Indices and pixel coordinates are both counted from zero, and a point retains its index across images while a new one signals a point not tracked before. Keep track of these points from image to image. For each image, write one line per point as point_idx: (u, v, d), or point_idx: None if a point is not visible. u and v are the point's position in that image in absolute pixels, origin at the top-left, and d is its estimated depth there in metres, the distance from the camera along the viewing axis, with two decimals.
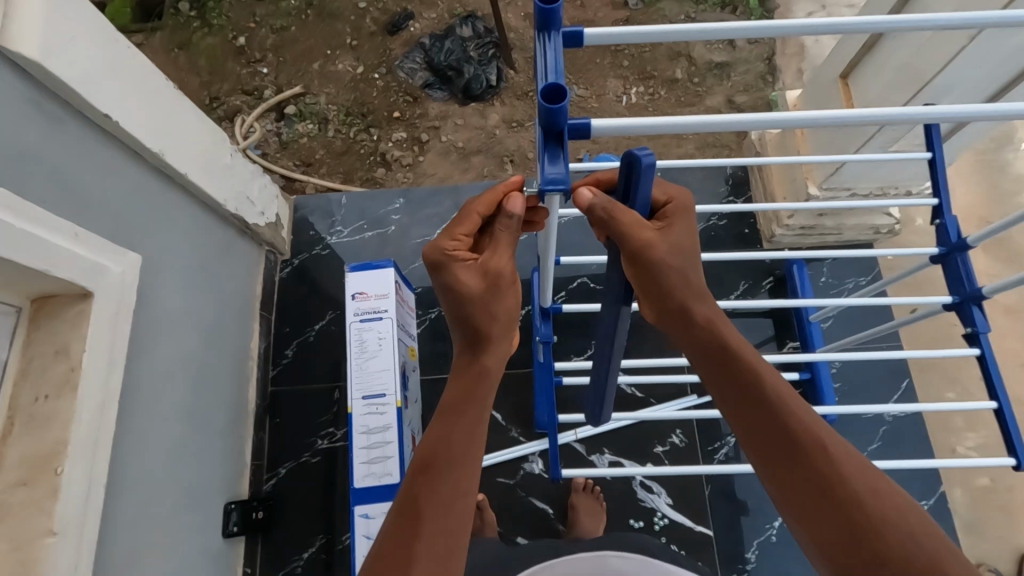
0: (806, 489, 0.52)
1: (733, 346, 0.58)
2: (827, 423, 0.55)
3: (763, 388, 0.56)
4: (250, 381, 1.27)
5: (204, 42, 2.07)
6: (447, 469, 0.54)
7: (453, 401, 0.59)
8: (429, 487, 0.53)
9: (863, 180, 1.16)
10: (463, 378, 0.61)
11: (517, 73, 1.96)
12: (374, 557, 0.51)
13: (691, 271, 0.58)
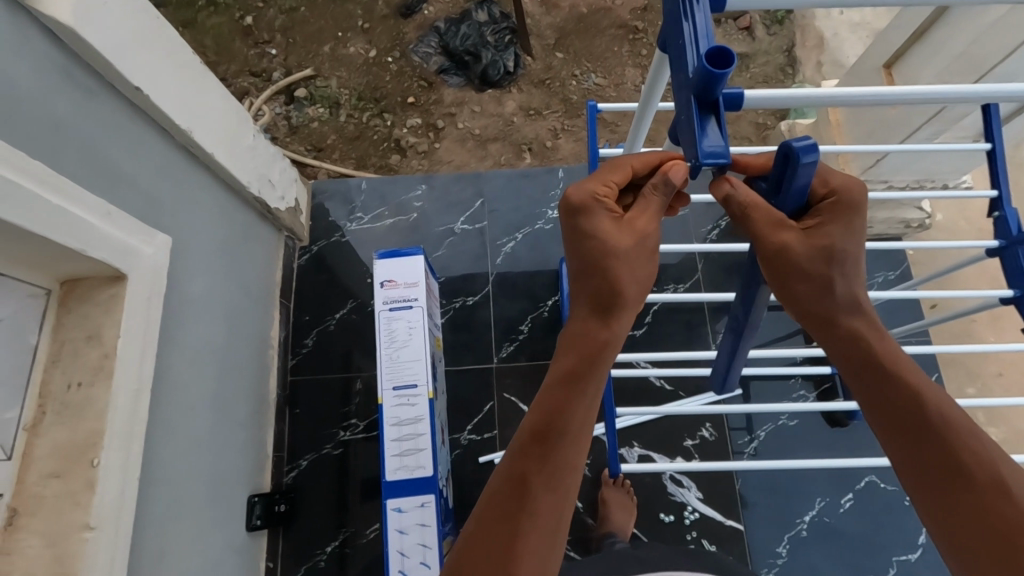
0: (976, 526, 0.48)
1: (892, 359, 0.54)
2: (1008, 460, 0.50)
3: (930, 408, 0.51)
4: (270, 370, 1.23)
5: (210, 20, 2.00)
6: (557, 453, 0.50)
7: (572, 370, 0.53)
8: (539, 464, 0.50)
9: (900, 174, 1.16)
10: (582, 344, 0.54)
11: (534, 60, 1.93)
12: (474, 532, 0.49)
13: (849, 276, 0.55)
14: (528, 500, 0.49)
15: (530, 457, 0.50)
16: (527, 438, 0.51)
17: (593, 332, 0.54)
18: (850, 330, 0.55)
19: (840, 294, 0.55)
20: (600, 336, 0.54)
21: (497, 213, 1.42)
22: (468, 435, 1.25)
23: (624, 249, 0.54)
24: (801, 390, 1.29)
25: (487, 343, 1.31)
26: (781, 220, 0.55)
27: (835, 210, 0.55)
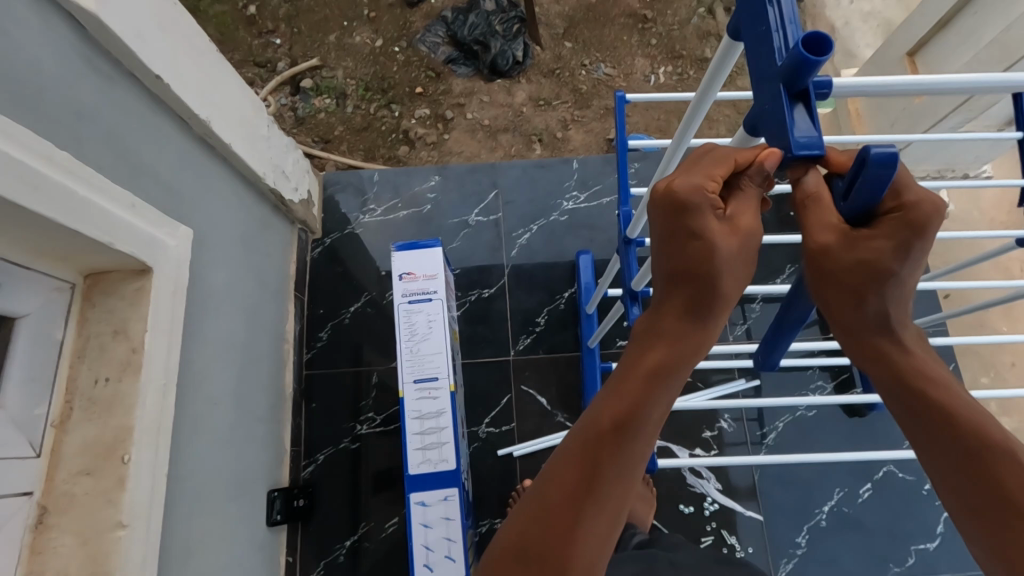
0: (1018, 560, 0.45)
1: (931, 379, 0.50)
2: None
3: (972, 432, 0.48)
4: (286, 365, 1.21)
5: (213, 9, 1.97)
6: (631, 446, 0.49)
7: (656, 363, 0.51)
8: (615, 453, 0.49)
9: (922, 164, 1.15)
10: (677, 342, 0.51)
11: (543, 50, 1.91)
12: (538, 509, 0.48)
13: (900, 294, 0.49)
14: (597, 487, 0.48)
15: (603, 444, 0.49)
16: (605, 425, 0.50)
17: (687, 335, 0.51)
18: (877, 348, 0.51)
19: (871, 309, 0.49)
20: (692, 337, 0.51)
21: (511, 204, 1.40)
22: (486, 429, 1.24)
23: (729, 255, 0.48)
24: (819, 381, 1.29)
25: (504, 336, 1.31)
26: (827, 225, 0.47)
27: (905, 225, 0.44)
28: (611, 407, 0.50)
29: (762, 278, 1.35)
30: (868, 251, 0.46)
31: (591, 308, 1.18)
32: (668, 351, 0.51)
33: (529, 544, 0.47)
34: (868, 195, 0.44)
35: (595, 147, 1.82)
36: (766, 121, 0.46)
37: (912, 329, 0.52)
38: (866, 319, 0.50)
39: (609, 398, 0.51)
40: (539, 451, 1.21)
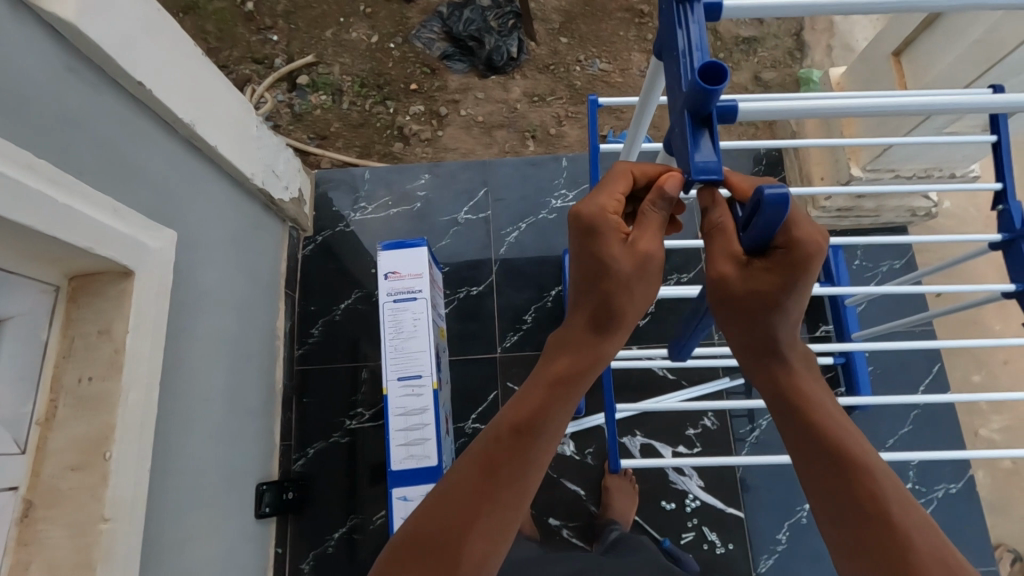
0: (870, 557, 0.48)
1: (806, 392, 0.54)
2: (907, 495, 0.49)
3: (838, 439, 0.51)
4: (276, 360, 1.24)
5: (212, 6, 1.98)
6: (534, 449, 0.53)
7: (562, 373, 0.55)
8: (518, 455, 0.52)
9: (909, 163, 1.14)
10: (582, 354, 0.56)
11: (539, 45, 1.90)
12: (436, 500, 0.51)
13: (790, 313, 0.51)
14: (496, 485, 0.51)
15: (507, 444, 0.52)
16: (510, 427, 0.53)
17: (589, 350, 0.56)
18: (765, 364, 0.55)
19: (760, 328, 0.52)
20: (594, 351, 0.56)
21: (501, 202, 1.41)
22: (473, 424, 1.26)
23: (628, 269, 0.53)
24: None
25: (492, 333, 1.32)
26: (727, 254, 0.50)
27: (790, 261, 0.48)
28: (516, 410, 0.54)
29: None
30: (763, 282, 0.49)
31: None
32: (573, 361, 0.56)
33: (427, 538, 0.49)
34: (763, 233, 0.48)
35: (588, 145, 1.79)
36: (676, 144, 0.50)
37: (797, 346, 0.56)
38: (765, 338, 0.53)
39: (514, 403, 0.55)
40: None
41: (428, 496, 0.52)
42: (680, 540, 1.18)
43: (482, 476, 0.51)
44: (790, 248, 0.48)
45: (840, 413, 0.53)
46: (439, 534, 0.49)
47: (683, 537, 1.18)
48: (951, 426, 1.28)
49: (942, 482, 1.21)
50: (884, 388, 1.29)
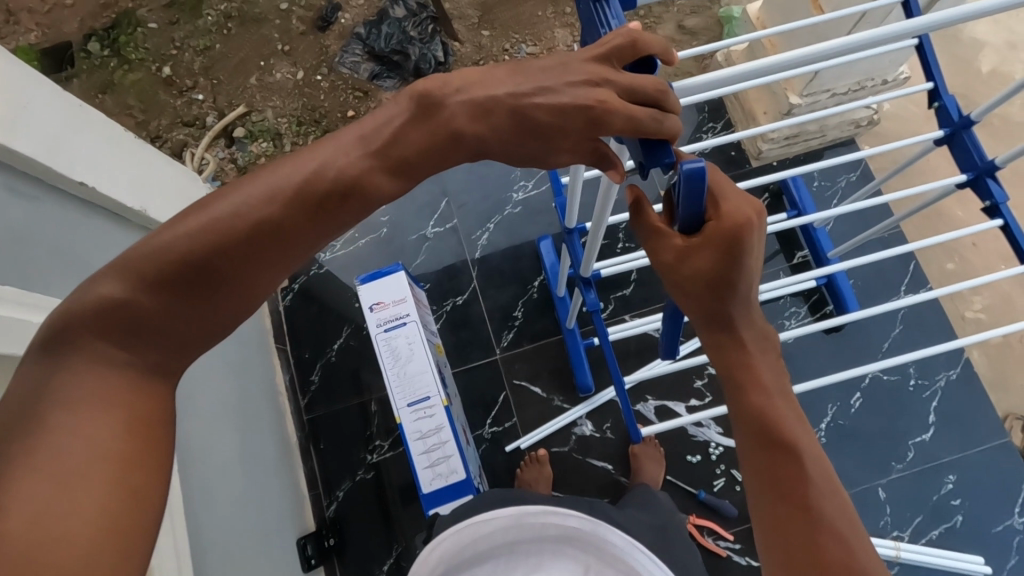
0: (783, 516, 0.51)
1: (749, 372, 0.54)
2: (827, 482, 0.51)
3: (777, 421, 0.53)
4: (284, 413, 1.28)
5: (129, 78, 1.89)
6: (327, 234, 0.51)
7: (296, 221, 0.49)
8: (213, 286, 0.48)
9: (841, 80, 1.22)
10: (323, 213, 0.49)
11: (462, 44, 1.89)
12: (147, 259, 0.46)
13: (724, 290, 0.52)
14: (228, 273, 0.48)
15: (306, 224, 0.49)
16: (232, 233, 0.47)
17: (328, 221, 0.50)
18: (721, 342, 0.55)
19: (706, 305, 0.54)
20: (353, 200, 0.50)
21: (464, 208, 1.41)
22: (490, 429, 1.28)
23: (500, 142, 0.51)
24: (793, 308, 1.36)
25: (486, 336, 1.34)
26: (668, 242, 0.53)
27: (722, 232, 0.50)
28: (340, 159, 0.50)
29: None
30: (695, 260, 0.52)
31: (560, 291, 1.21)
32: (471, 143, 0.51)
33: (163, 287, 0.46)
34: (692, 209, 0.50)
35: None
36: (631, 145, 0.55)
37: (753, 327, 0.55)
38: (712, 312, 0.54)
39: (394, 103, 0.52)
40: (544, 438, 1.26)
41: (141, 252, 0.47)
42: (713, 488, 1.23)
43: (242, 246, 0.48)
44: (719, 222, 0.50)
45: (785, 405, 0.54)
46: (136, 435, 0.43)
47: (716, 485, 1.23)
48: (934, 318, 1.33)
49: (941, 371, 1.28)
50: (868, 296, 1.35)
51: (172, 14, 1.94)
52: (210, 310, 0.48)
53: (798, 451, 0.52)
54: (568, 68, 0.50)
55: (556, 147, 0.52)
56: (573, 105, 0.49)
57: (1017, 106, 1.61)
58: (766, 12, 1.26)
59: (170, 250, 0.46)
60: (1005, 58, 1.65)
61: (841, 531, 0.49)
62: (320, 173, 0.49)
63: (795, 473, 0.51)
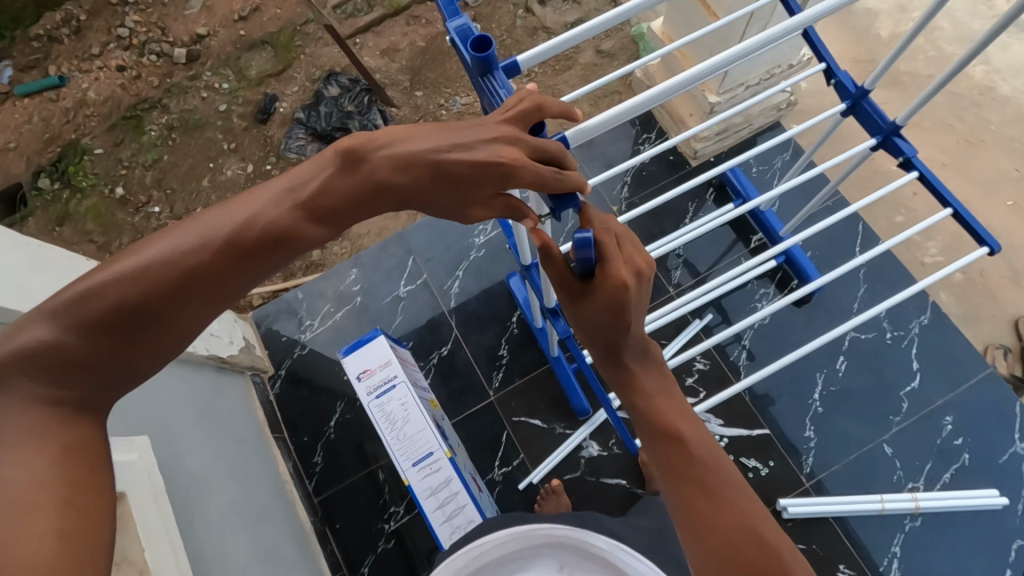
0: (696, 505, 0.57)
1: (637, 387, 0.62)
2: (719, 464, 0.59)
3: (667, 421, 0.60)
4: (295, 501, 1.26)
5: (84, 205, 1.92)
6: (256, 276, 0.53)
7: (227, 267, 0.51)
8: (146, 331, 0.50)
9: (751, 73, 1.30)
10: (254, 257, 0.52)
11: (400, 108, 1.96)
12: (77, 301, 0.48)
13: (617, 328, 0.59)
14: (158, 315, 0.50)
15: (233, 269, 0.51)
16: (164, 279, 0.49)
17: (259, 267, 0.52)
18: (616, 365, 0.62)
19: (602, 339, 0.60)
20: (282, 240, 0.52)
21: (431, 261, 1.45)
22: (500, 470, 1.29)
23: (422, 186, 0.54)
24: (762, 289, 1.41)
25: (478, 381, 1.35)
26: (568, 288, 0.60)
27: (607, 285, 0.56)
28: (269, 210, 0.52)
29: (673, 225, 1.47)
30: (590, 307, 0.58)
31: (538, 321, 1.25)
32: (398, 196, 0.54)
33: (95, 332, 0.48)
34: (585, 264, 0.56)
35: None
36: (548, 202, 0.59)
37: (639, 347, 0.63)
38: (608, 342, 0.61)
39: (329, 160, 0.55)
40: (555, 468, 1.27)
41: (72, 292, 0.48)
42: None
43: (170, 291, 0.50)
44: (604, 277, 0.56)
45: (672, 405, 0.62)
46: (76, 468, 0.45)
47: None
48: (895, 269, 1.39)
49: (913, 318, 1.33)
50: (830, 263, 1.40)
51: (116, 136, 1.99)
52: (138, 351, 0.50)
53: (684, 440, 0.59)
54: (483, 129, 0.54)
55: (472, 202, 0.55)
56: (487, 161, 0.53)
57: (921, 61, 1.72)
58: (669, 26, 1.35)
59: (97, 296, 0.48)
60: (899, 21, 1.77)
61: (737, 504, 0.57)
62: (249, 223, 0.52)
63: (686, 461, 0.59)
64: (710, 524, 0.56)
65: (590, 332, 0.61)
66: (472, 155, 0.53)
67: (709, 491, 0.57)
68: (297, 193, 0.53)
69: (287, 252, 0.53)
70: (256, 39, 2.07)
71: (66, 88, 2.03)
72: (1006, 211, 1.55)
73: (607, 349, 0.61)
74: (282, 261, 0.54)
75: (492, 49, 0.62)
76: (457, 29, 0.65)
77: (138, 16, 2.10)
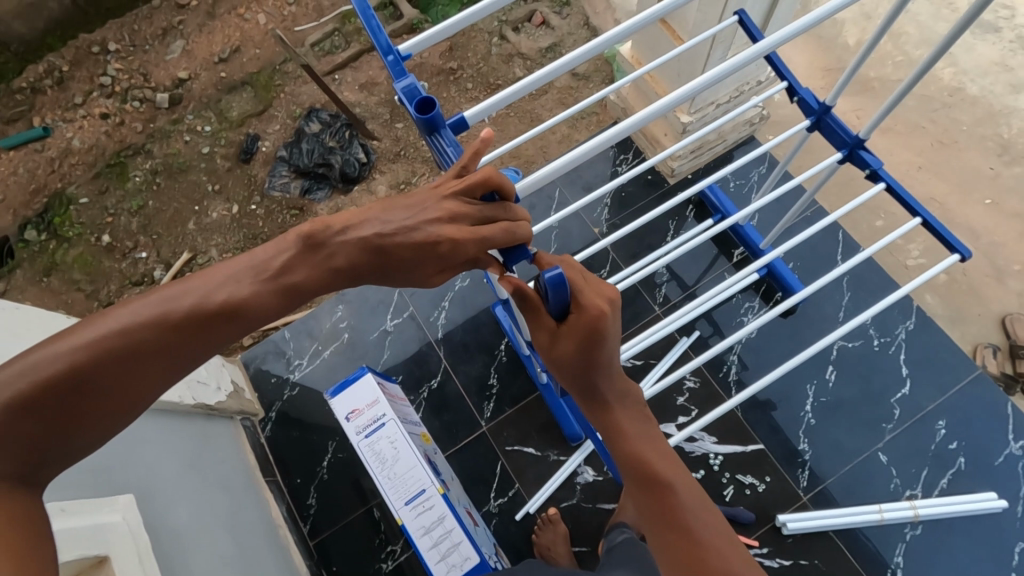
0: (678, 549, 0.58)
1: (622, 428, 0.63)
2: (703, 509, 0.60)
3: (650, 464, 0.61)
4: (290, 547, 1.24)
5: (70, 255, 1.93)
6: (203, 351, 0.56)
7: (176, 341, 0.54)
8: (87, 405, 0.51)
9: (720, 91, 1.32)
10: (203, 331, 0.55)
11: (381, 140, 1.98)
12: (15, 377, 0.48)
13: (596, 367, 0.60)
14: (104, 388, 0.51)
15: (182, 343, 0.54)
16: (110, 354, 0.51)
17: (208, 342, 0.55)
18: (597, 407, 0.63)
19: (584, 380, 0.62)
20: (232, 315, 0.55)
21: (416, 293, 1.46)
22: (496, 502, 1.28)
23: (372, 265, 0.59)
24: (747, 303, 1.42)
25: (469, 412, 1.35)
26: (547, 330, 0.61)
27: (583, 322, 0.58)
28: (227, 285, 0.56)
29: (655, 244, 1.47)
30: (567, 348, 0.59)
31: (524, 349, 1.25)
32: (341, 264, 0.58)
33: (32, 409, 0.48)
34: (562, 301, 0.58)
35: None
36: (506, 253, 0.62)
37: (621, 389, 0.64)
38: (587, 384, 0.62)
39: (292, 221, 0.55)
40: (550, 496, 1.26)
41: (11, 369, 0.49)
42: (725, 498, 1.24)
43: (116, 367, 0.51)
44: (580, 312, 0.58)
45: (656, 448, 0.63)
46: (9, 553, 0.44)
47: (726, 495, 1.24)
48: (878, 275, 1.40)
49: (898, 324, 1.33)
50: (813, 273, 1.41)
51: (101, 184, 2.00)
52: (85, 425, 0.51)
53: (672, 486, 0.60)
54: (424, 206, 0.59)
55: (424, 276, 0.61)
56: (424, 241, 0.58)
57: (890, 67, 1.74)
58: (638, 50, 1.37)
59: (41, 371, 0.49)
60: (865, 29, 1.80)
61: (720, 549, 0.57)
62: (201, 296, 0.55)
63: (670, 503, 0.60)
64: (697, 567, 0.56)
65: (569, 374, 0.62)
66: (413, 234, 0.57)
67: (692, 535, 0.58)
68: (247, 264, 0.58)
69: (236, 327, 0.56)
70: (236, 80, 2.09)
71: (50, 138, 2.05)
72: (984, 210, 1.57)
73: (586, 390, 0.63)
74: (230, 337, 0.57)
75: (438, 110, 0.65)
76: (404, 89, 0.66)
77: (119, 64, 2.12)
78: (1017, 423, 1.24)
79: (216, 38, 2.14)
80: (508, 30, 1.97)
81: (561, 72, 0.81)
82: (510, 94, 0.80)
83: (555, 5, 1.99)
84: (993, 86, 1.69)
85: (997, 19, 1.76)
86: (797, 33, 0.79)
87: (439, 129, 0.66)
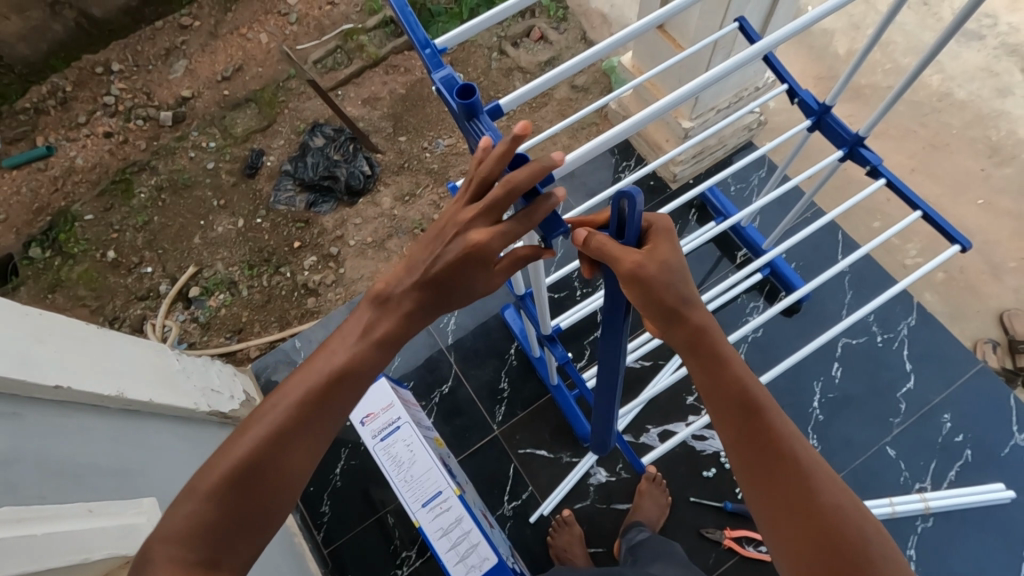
0: (770, 464, 0.60)
1: (714, 347, 0.64)
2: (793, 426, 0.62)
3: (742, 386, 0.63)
4: (305, 555, 1.24)
5: (75, 271, 1.93)
6: (337, 414, 0.64)
7: (314, 410, 0.62)
8: (259, 484, 0.59)
9: (720, 97, 1.36)
10: (332, 394, 0.63)
11: (384, 154, 2.01)
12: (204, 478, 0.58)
13: (683, 284, 0.62)
14: (264, 471, 0.59)
15: (313, 416, 0.62)
16: (265, 435, 0.60)
17: (337, 404, 0.63)
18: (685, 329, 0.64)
19: (674, 302, 0.62)
20: (349, 375, 0.64)
21: None
22: (511, 505, 1.28)
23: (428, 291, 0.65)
24: (752, 303, 1.44)
25: (481, 416, 1.36)
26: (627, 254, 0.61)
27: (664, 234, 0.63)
28: (333, 355, 0.64)
29: None
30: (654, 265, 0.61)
31: (535, 351, 1.27)
32: None
33: (217, 496, 0.57)
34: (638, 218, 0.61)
35: None
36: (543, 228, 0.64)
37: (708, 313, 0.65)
38: (676, 305, 0.62)
39: None
40: (565, 498, 1.27)
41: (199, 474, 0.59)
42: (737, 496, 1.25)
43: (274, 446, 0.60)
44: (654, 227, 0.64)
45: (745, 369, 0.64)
46: None
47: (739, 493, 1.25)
48: (879, 273, 1.43)
49: (901, 321, 1.36)
50: (814, 272, 1.44)
51: (106, 202, 2.01)
52: (263, 503, 0.59)
53: (765, 406, 0.62)
54: (445, 225, 0.64)
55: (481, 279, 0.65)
56: (455, 256, 0.62)
57: (880, 74, 1.80)
58: (638, 59, 1.42)
59: (221, 466, 0.58)
60: (854, 38, 1.86)
61: (811, 463, 0.60)
62: (317, 372, 0.63)
63: (761, 421, 0.62)
64: (790, 480, 0.59)
65: (660, 294, 0.62)
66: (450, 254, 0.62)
67: (785, 450, 0.60)
68: None
69: (355, 384, 0.64)
70: (240, 97, 2.13)
71: (54, 157, 2.07)
72: (978, 209, 1.61)
73: (674, 313, 0.63)
74: (353, 395, 0.64)
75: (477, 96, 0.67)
76: (443, 79, 0.70)
77: (123, 83, 2.15)
78: (1020, 415, 1.26)
79: (219, 57, 2.18)
80: (508, 45, 2.02)
81: (573, 70, 0.84)
82: (527, 92, 0.83)
83: (553, 21, 2.04)
84: (980, 91, 1.74)
85: (981, 28, 1.82)
86: (798, 30, 0.82)
87: (478, 114, 0.68)
